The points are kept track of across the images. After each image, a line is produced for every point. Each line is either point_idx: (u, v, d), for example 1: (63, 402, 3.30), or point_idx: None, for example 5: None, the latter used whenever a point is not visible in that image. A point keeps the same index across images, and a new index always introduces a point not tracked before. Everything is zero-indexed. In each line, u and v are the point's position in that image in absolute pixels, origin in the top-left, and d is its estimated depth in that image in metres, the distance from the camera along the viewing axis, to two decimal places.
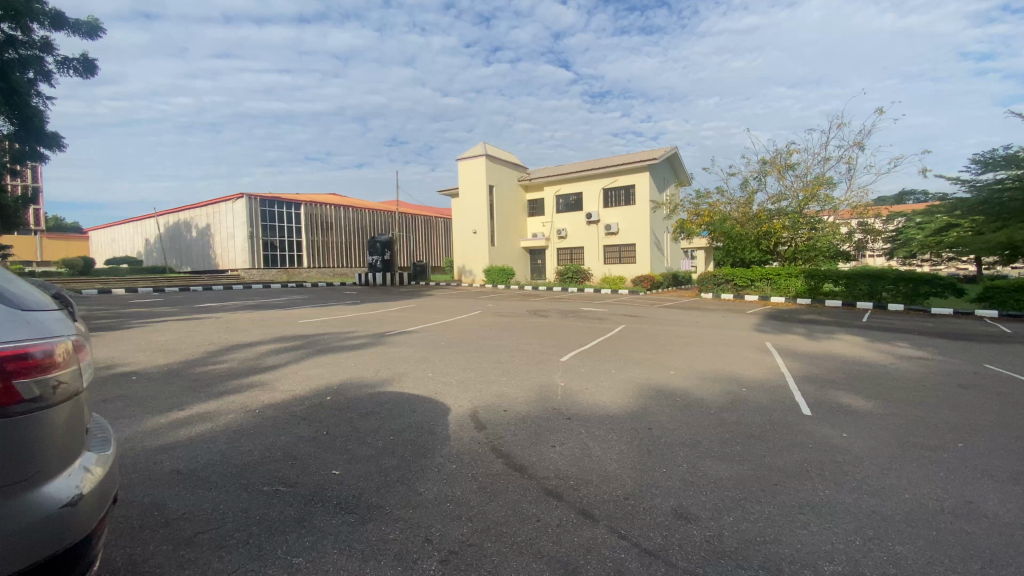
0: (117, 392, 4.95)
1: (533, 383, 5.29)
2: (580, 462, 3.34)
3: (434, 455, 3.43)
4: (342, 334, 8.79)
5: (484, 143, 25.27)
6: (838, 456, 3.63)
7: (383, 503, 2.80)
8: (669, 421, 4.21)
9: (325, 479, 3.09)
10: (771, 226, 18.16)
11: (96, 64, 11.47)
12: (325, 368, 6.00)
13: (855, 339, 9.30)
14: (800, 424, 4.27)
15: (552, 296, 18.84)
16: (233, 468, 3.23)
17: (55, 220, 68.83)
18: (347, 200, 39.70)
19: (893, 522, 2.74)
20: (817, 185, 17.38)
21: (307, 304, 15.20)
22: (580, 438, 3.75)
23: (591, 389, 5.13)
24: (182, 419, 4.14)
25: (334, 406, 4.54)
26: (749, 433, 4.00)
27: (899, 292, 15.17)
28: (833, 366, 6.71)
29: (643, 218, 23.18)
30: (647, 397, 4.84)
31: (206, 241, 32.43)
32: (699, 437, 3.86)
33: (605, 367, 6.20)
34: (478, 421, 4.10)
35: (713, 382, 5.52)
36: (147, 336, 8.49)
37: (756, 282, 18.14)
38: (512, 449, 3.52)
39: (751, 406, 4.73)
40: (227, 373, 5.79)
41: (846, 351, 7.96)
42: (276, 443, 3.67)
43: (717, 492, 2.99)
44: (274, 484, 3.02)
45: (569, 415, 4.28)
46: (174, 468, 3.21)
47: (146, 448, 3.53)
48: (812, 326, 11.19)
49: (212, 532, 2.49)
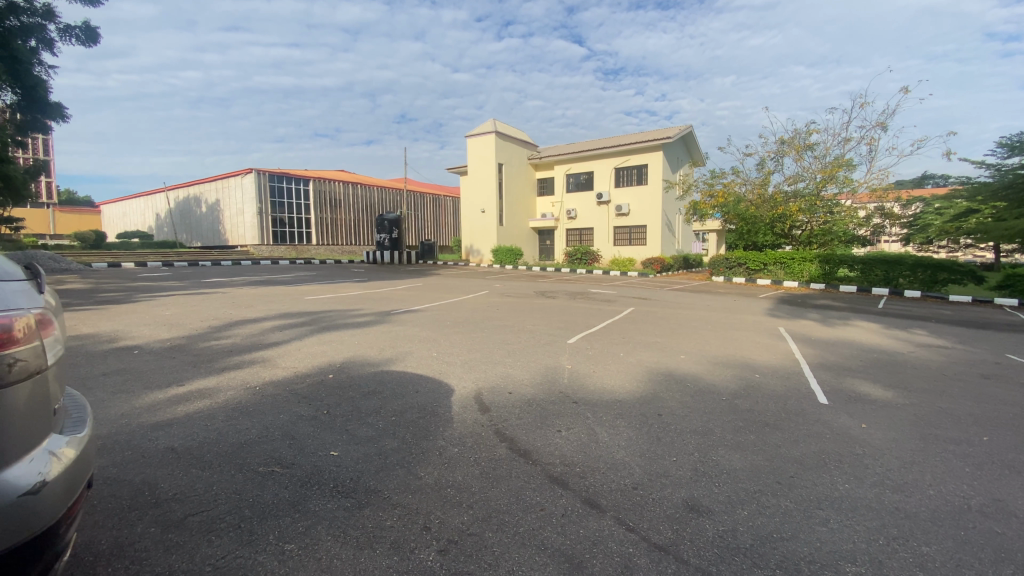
0: (117, 366, 4.89)
1: (540, 365, 5.15)
2: (587, 448, 3.21)
3: (437, 437, 3.32)
4: (347, 311, 8.69)
5: (495, 119, 24.80)
6: (858, 448, 3.48)
7: (381, 488, 2.69)
8: (679, 406, 4.07)
9: (322, 460, 2.99)
10: (787, 209, 17.70)
11: (99, 33, 11.21)
12: (329, 346, 5.91)
13: (871, 326, 9.09)
14: (816, 413, 4.11)
15: (561, 277, 18.64)
16: (230, 448, 3.14)
17: (66, 193, 69.26)
18: (355, 176, 39.40)
19: (918, 521, 2.59)
20: (836, 166, 16.89)
21: (314, 281, 15.14)
22: (588, 423, 3.62)
23: (599, 371, 5.01)
24: (182, 395, 4.08)
25: (337, 385, 4.44)
26: (763, 422, 3.85)
27: (917, 278, 14.77)
28: (848, 353, 6.54)
29: (655, 199, 22.72)
30: (656, 382, 4.69)
31: (216, 217, 32.46)
32: (710, 425, 3.71)
33: (613, 350, 6.03)
34: (482, 403, 3.98)
35: (726, 368, 5.34)
36: (154, 311, 8.46)
37: (768, 265, 17.86)
38: (517, 433, 3.40)
39: (765, 393, 4.56)
40: (230, 349, 5.72)
41: (861, 338, 7.76)
42: (275, 423, 3.56)
43: (732, 483, 2.86)
44: (269, 465, 2.93)
45: (576, 399, 4.15)
46: (168, 446, 3.13)
47: (142, 424, 3.45)
48: (826, 312, 10.93)
49: (202, 515, 2.40)
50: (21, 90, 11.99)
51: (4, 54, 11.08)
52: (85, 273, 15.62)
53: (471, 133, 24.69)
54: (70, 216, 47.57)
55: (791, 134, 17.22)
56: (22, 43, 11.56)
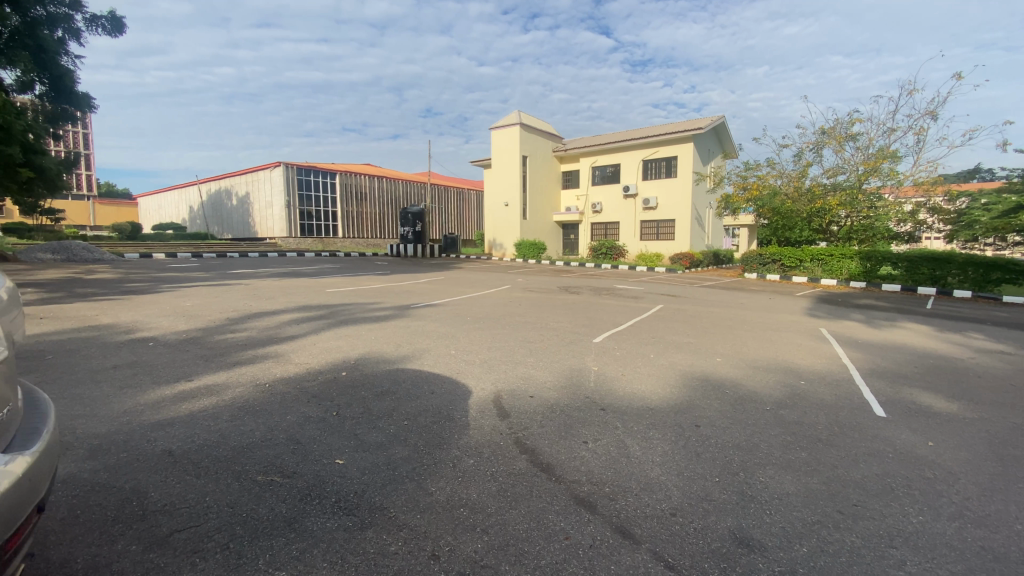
0: (130, 359, 4.79)
1: (564, 366, 4.82)
2: (616, 463, 2.88)
3: (451, 446, 3.03)
4: (366, 304, 8.52)
5: (519, 111, 24.44)
6: (928, 471, 3.07)
7: (387, 505, 2.42)
8: (718, 417, 3.69)
9: (326, 471, 2.74)
10: (826, 203, 16.87)
11: (125, 23, 11.25)
12: (345, 340, 5.70)
13: (922, 328, 8.43)
14: (875, 428, 3.68)
15: (585, 272, 18.22)
16: (229, 452, 2.93)
17: (107, 186, 71.92)
18: (381, 169, 39.59)
19: (1009, 565, 2.19)
20: (880, 158, 15.99)
21: (338, 273, 15.08)
22: (617, 433, 3.28)
23: (628, 374, 4.66)
24: (189, 391, 3.90)
25: (349, 383, 4.20)
26: (815, 437, 3.44)
27: (967, 277, 13.78)
28: (901, 358, 6.01)
29: (684, 192, 22.01)
30: (691, 389, 4.31)
31: (246, 209, 33.05)
32: (755, 439, 3.33)
33: (642, 351, 5.65)
34: (501, 407, 3.68)
35: (768, 373, 4.91)
36: (176, 301, 8.45)
37: (805, 262, 17.06)
38: (539, 444, 3.08)
39: (813, 403, 4.13)
40: (245, 342, 5.55)
41: (912, 341, 7.17)
42: (279, 425, 3.34)
43: (785, 511, 2.51)
44: (268, 473, 2.69)
45: (604, 405, 3.81)
46: (165, 448, 2.95)
47: (142, 424, 3.29)
48: (869, 312, 10.26)
49: (190, 531, 2.18)
50: (49, 80, 12.15)
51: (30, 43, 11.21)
52: (118, 264, 15.98)
53: (496, 125, 24.39)
54: (109, 209, 49.26)
55: (832, 123, 16.36)
56: (48, 33, 11.67)
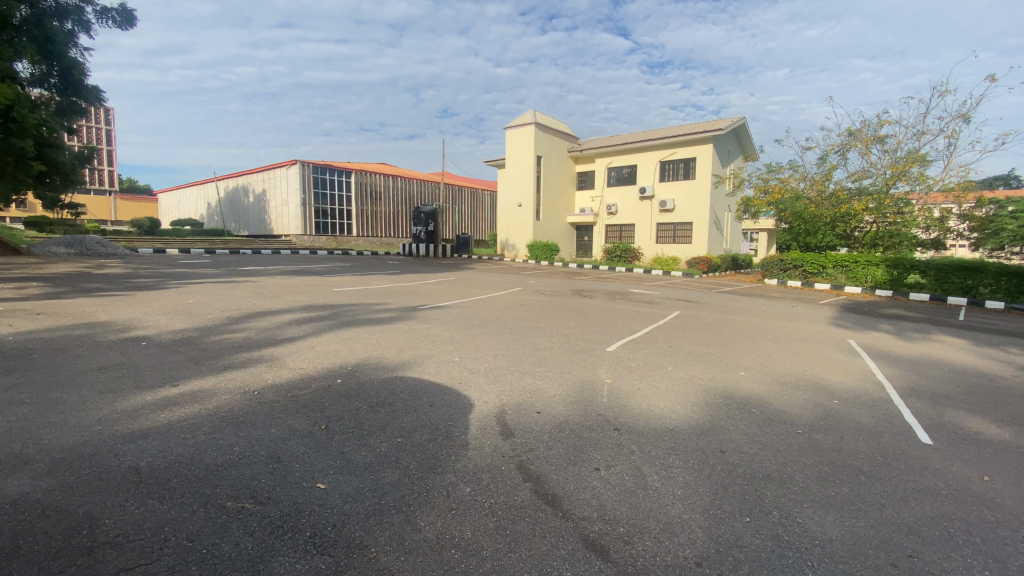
0: (118, 360, 4.57)
1: (574, 378, 4.48)
2: (632, 497, 2.54)
3: (446, 470, 2.71)
4: (372, 305, 8.26)
5: (535, 110, 24.13)
6: (989, 513, 2.67)
7: (368, 543, 2.11)
8: (746, 441, 3.32)
9: (304, 497, 2.44)
10: (851, 207, 16.25)
11: (135, 15, 11.16)
12: (345, 344, 5.42)
13: (957, 342, 7.92)
14: (921, 458, 3.28)
15: (599, 275, 17.82)
16: (201, 471, 2.66)
17: (128, 182, 73.20)
18: (396, 169, 39.61)
19: None
20: (909, 161, 15.31)
21: (347, 272, 14.90)
22: (633, 459, 2.94)
23: (645, 389, 4.29)
24: (171, 398, 3.65)
25: (343, 392, 3.91)
26: (855, 468, 3.06)
27: (999, 288, 13.04)
28: (940, 375, 5.55)
29: (703, 195, 21.47)
30: (715, 407, 3.94)
31: (261, 206, 33.20)
32: (789, 469, 2.97)
33: (660, 362, 5.27)
34: (504, 425, 3.35)
35: (796, 391, 4.51)
36: (179, 298, 8.27)
37: (827, 268, 16.44)
38: (545, 471, 2.75)
39: (850, 427, 3.73)
40: (240, 344, 5.31)
41: (949, 356, 6.69)
42: (261, 439, 3.05)
43: (830, 563, 2.15)
44: (240, 499, 2.40)
45: (618, 425, 3.46)
46: (131, 466, 2.70)
47: (113, 435, 3.05)
48: (900, 323, 9.71)
49: (140, 572, 1.91)
50: (58, 71, 12.17)
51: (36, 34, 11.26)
52: (130, 259, 16.01)
53: (511, 125, 24.10)
54: (131, 205, 49.99)
55: (860, 125, 15.74)
56: (57, 24, 11.72)
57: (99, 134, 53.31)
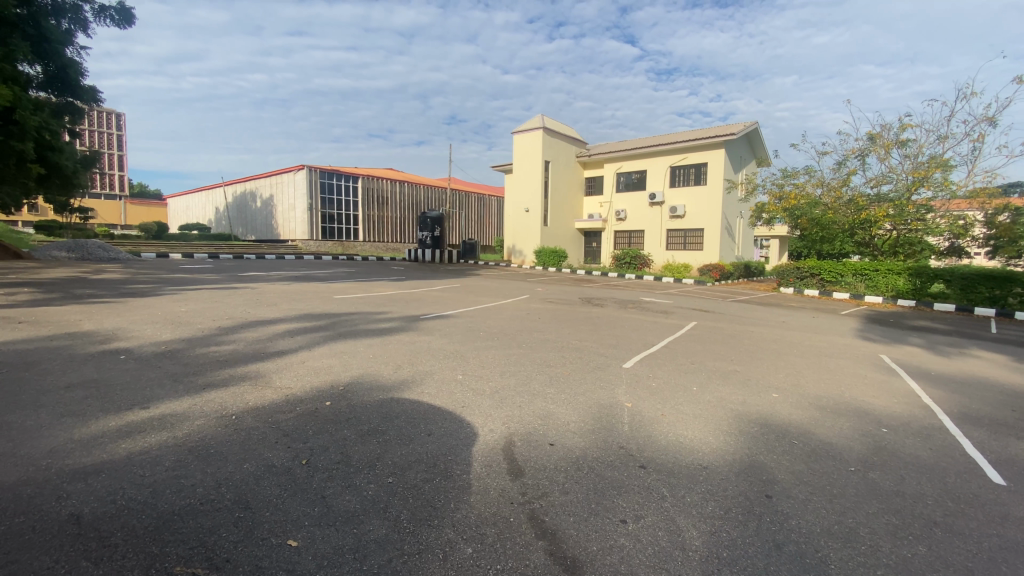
0: (88, 377, 4.16)
1: (590, 401, 4.02)
2: (669, 564, 2.06)
3: (444, 523, 2.27)
4: (373, 314, 7.84)
5: (543, 115, 23.81)
6: None
7: None
8: (794, 483, 2.85)
9: (270, 559, 2.01)
10: (871, 214, 15.73)
11: (134, 14, 10.93)
12: (338, 359, 5.00)
13: (998, 358, 7.39)
14: (1002, 507, 2.78)
15: (608, 282, 17.39)
16: (153, 523, 2.22)
17: (140, 187, 73.88)
18: (403, 174, 39.45)
19: None
20: (931, 167, 14.76)
21: (352, 278, 14.57)
22: (665, 508, 2.48)
23: (670, 415, 3.84)
24: (136, 425, 3.23)
25: (331, 417, 3.48)
26: (928, 519, 2.58)
27: None
28: (992, 397, 5.04)
29: (714, 201, 20.96)
30: (750, 438, 3.47)
31: (268, 211, 33.07)
32: (850, 521, 2.50)
33: (683, 381, 4.80)
34: (512, 461, 2.90)
35: (839, 418, 4.03)
36: (171, 306, 7.90)
37: (845, 277, 15.87)
38: (562, 524, 2.29)
39: (907, 464, 3.24)
40: (226, 358, 4.89)
41: (993, 374, 6.17)
42: (230, 478, 2.62)
43: None
44: (191, 562, 1.98)
45: (643, 461, 3.00)
46: (72, 513, 2.27)
47: (60, 472, 2.62)
48: (930, 336, 9.17)
49: None
50: (55, 70, 11.95)
51: (32, 33, 11.03)
52: (131, 264, 15.73)
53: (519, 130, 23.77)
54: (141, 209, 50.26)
55: (880, 129, 15.19)
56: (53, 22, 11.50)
57: (109, 138, 53.58)
